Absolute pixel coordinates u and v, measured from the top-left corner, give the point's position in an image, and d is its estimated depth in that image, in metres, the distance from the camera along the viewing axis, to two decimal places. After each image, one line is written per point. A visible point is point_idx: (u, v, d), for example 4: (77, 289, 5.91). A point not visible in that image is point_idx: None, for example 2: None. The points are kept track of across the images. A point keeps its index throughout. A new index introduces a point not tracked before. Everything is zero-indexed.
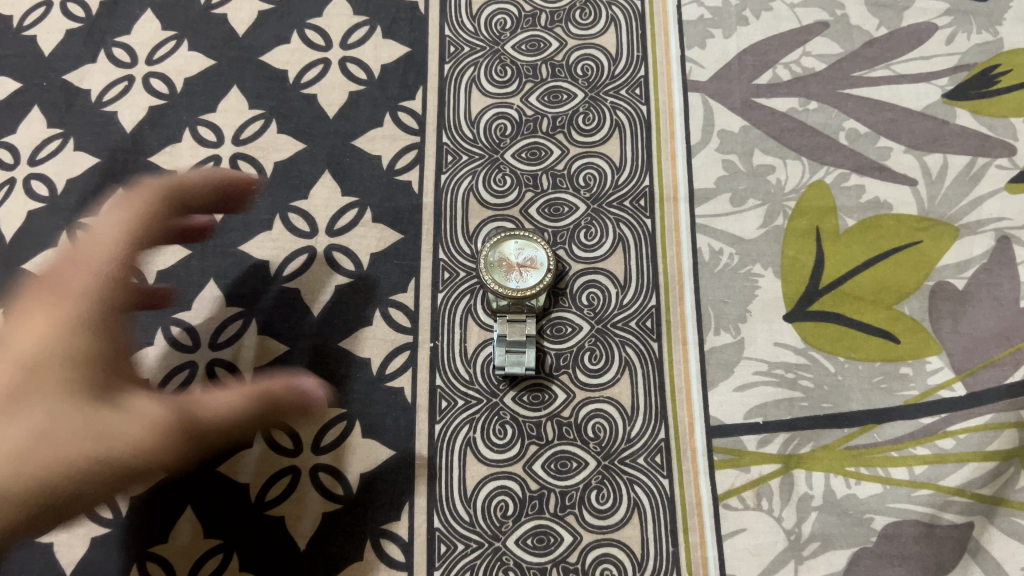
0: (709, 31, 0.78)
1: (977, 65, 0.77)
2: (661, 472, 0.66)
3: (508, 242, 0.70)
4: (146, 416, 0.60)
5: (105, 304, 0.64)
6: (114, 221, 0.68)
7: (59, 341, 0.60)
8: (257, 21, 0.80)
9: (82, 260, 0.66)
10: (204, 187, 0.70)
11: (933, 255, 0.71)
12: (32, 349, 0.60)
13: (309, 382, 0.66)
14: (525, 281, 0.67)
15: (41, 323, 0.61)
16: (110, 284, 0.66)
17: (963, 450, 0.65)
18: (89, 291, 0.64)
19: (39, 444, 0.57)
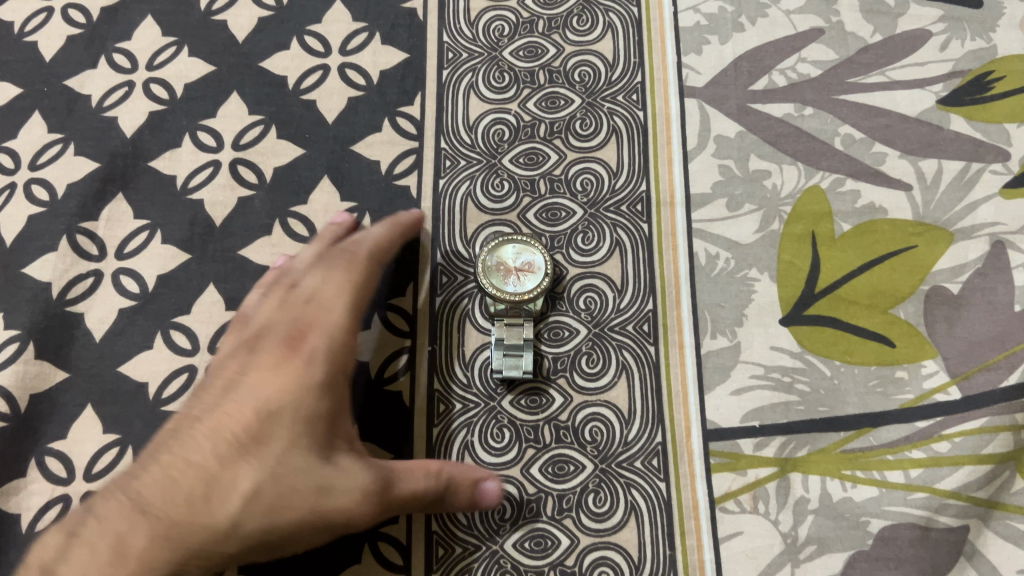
0: (705, 37, 0.79)
1: (971, 71, 0.77)
2: (658, 475, 0.66)
3: (505, 246, 0.70)
4: (370, 469, 0.58)
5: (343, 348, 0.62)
6: (341, 274, 0.66)
7: (295, 401, 0.58)
8: (257, 28, 0.81)
9: (324, 313, 0.64)
10: (388, 241, 0.69)
11: (927, 259, 0.71)
12: (284, 397, 0.58)
13: (490, 492, 0.62)
14: (522, 285, 0.68)
15: (288, 370, 0.60)
16: (344, 334, 0.63)
17: (958, 453, 0.66)
18: (332, 329, 0.63)
19: (271, 484, 0.55)
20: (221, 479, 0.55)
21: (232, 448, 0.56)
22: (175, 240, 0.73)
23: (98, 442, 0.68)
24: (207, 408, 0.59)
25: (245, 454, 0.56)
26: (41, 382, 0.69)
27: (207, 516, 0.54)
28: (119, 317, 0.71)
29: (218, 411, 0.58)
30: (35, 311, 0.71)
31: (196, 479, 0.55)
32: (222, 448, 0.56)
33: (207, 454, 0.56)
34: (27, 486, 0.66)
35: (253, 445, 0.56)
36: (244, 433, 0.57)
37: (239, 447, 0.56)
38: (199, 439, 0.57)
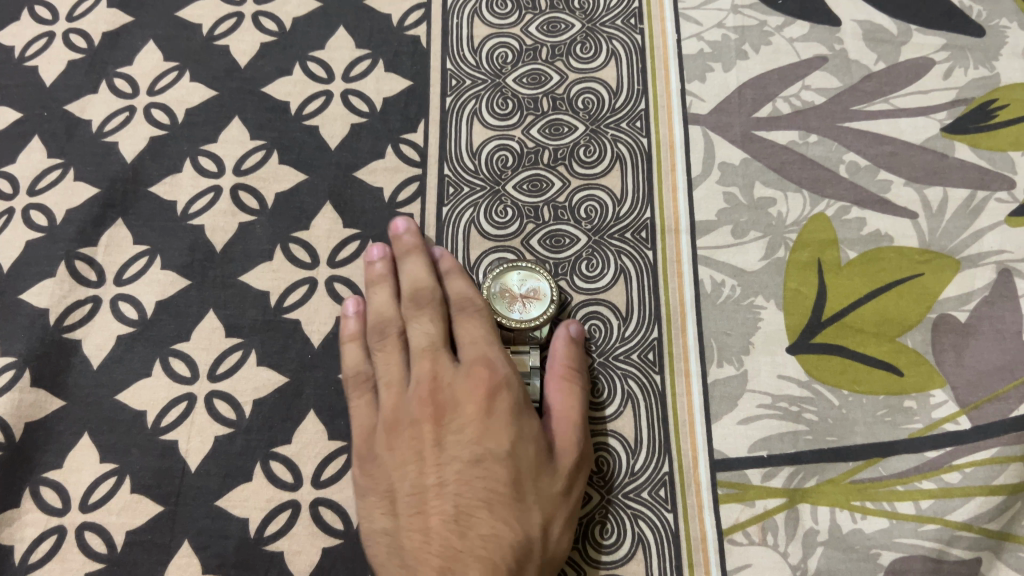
0: (709, 65, 0.78)
1: (975, 99, 0.77)
2: (665, 506, 0.65)
3: (512, 272, 0.69)
4: (569, 421, 0.64)
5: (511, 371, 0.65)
6: (473, 306, 0.67)
7: (520, 432, 0.61)
8: (259, 54, 0.80)
9: (489, 343, 0.65)
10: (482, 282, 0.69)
11: (934, 287, 0.71)
12: (511, 435, 0.61)
13: (577, 330, 0.68)
14: (527, 312, 0.68)
15: (499, 411, 0.61)
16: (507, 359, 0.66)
17: (969, 484, 0.65)
18: (499, 355, 0.65)
19: (552, 511, 0.60)
20: (520, 531, 0.58)
21: (506, 503, 0.58)
22: (175, 266, 0.73)
23: (95, 472, 0.66)
24: (448, 479, 0.60)
25: (520, 499, 0.59)
26: (36, 411, 0.68)
27: (529, 563, 0.57)
28: (117, 344, 0.70)
29: (454, 479, 0.60)
30: (32, 338, 0.70)
31: (502, 544, 0.57)
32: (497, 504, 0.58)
33: (492, 522, 0.58)
34: (21, 517, 0.65)
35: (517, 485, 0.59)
36: (503, 486, 0.59)
37: (511, 494, 0.59)
38: (474, 514, 0.58)
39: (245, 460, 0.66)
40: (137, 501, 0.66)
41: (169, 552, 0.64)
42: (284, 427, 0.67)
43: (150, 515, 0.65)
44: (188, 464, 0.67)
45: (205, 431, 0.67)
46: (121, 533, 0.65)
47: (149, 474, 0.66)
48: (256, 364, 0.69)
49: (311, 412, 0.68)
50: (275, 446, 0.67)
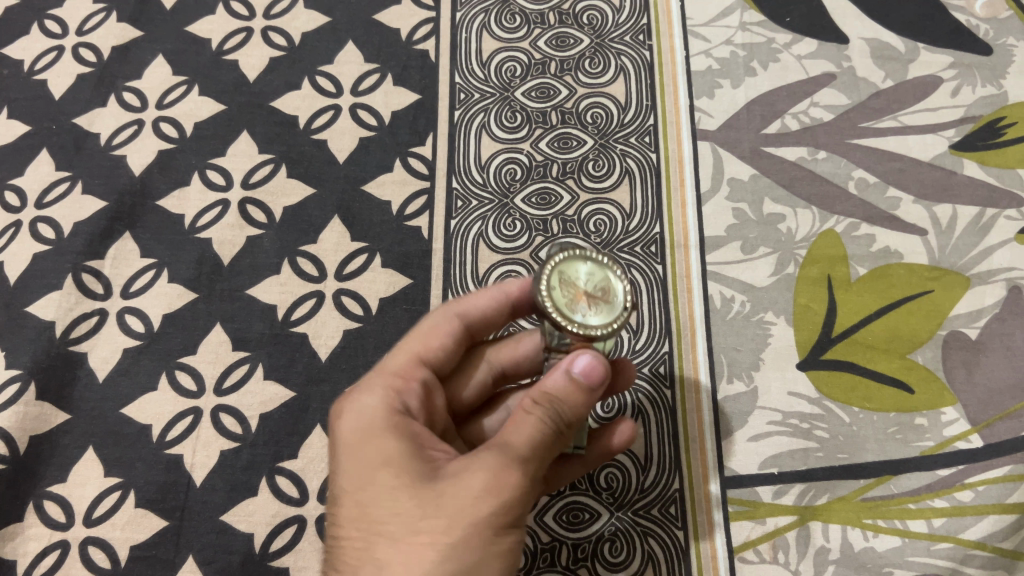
0: (717, 81, 0.79)
1: (983, 117, 0.76)
2: (676, 523, 0.65)
3: (571, 263, 0.51)
4: (490, 448, 0.48)
5: (396, 390, 0.54)
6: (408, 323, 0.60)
7: (364, 454, 0.50)
8: (268, 68, 0.81)
9: (381, 368, 0.57)
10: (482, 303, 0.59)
11: (944, 304, 0.70)
12: (355, 471, 0.50)
13: (589, 368, 0.49)
14: (606, 316, 0.50)
15: (346, 439, 0.52)
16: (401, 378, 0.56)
17: (983, 502, 0.64)
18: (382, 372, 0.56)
19: (406, 540, 0.46)
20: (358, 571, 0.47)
21: (350, 539, 0.48)
22: (182, 279, 0.73)
23: (99, 486, 0.66)
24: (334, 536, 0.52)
25: (363, 532, 0.48)
26: (40, 423, 0.68)
27: None
28: (123, 357, 0.70)
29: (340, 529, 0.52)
30: (38, 350, 0.70)
31: None
32: (347, 547, 0.48)
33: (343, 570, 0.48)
34: (24, 531, 0.65)
35: (365, 526, 0.48)
36: (351, 526, 0.49)
37: (357, 540, 0.48)
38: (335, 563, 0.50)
39: (251, 474, 0.66)
40: (142, 515, 0.65)
41: (172, 568, 0.63)
42: (290, 441, 0.67)
43: (154, 529, 0.65)
44: (193, 479, 0.66)
45: (211, 445, 0.67)
46: (125, 547, 0.64)
47: (154, 489, 0.66)
48: (263, 378, 0.69)
49: (319, 426, 0.67)
50: (281, 461, 0.66)
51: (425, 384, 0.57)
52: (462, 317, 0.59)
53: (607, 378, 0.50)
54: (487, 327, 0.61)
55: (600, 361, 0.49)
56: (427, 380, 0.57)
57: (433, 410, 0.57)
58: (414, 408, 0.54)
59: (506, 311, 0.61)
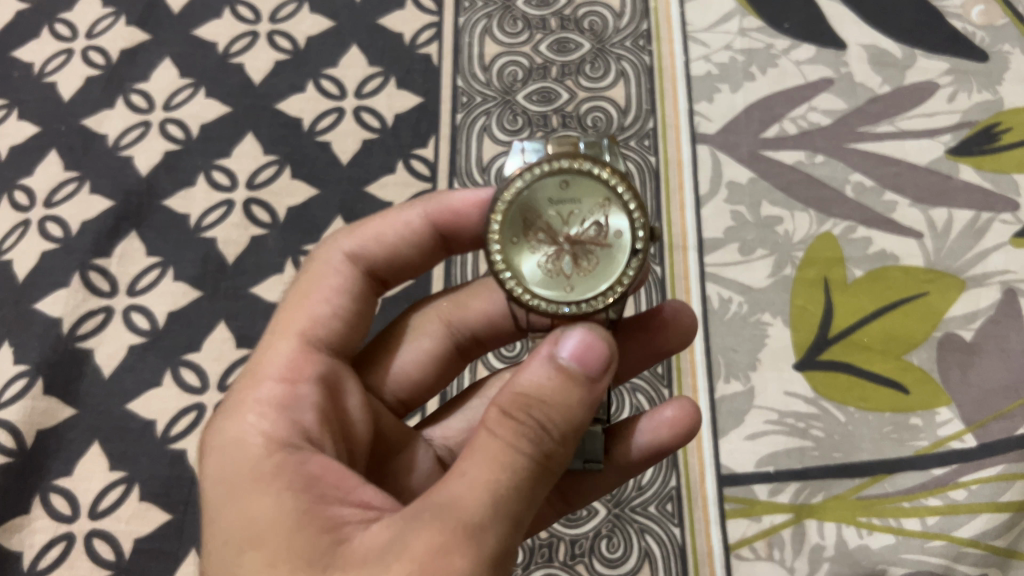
0: (717, 86, 0.80)
1: (980, 122, 0.77)
2: (673, 520, 0.66)
3: (552, 196, 0.46)
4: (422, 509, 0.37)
5: (281, 404, 0.45)
6: (293, 277, 0.55)
7: (238, 522, 0.39)
8: (273, 71, 0.82)
9: (262, 360, 0.48)
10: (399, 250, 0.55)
11: (939, 306, 0.71)
12: (227, 543, 0.39)
13: (577, 353, 0.40)
14: (586, 277, 0.46)
15: (220, 497, 0.41)
16: (287, 378, 0.47)
17: (976, 501, 0.65)
18: (261, 385, 0.46)
19: None
20: None
21: None
22: (187, 277, 0.74)
23: (104, 480, 0.67)
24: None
25: None
26: (47, 417, 0.69)
27: None
28: (129, 353, 0.71)
29: None
30: (46, 346, 0.72)
31: None
32: None
33: None
34: (30, 524, 0.66)
35: None
36: None
37: None
38: None
39: None
40: (146, 509, 0.66)
41: (175, 561, 0.64)
42: None
43: (158, 523, 0.65)
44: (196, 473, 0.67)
45: None
46: (129, 541, 0.65)
47: (158, 483, 0.67)
48: None
49: None
50: None
51: (319, 371, 0.48)
52: (362, 254, 0.54)
53: (605, 368, 0.41)
54: (400, 266, 0.56)
55: (594, 342, 0.41)
56: (320, 369, 0.49)
57: (338, 406, 0.49)
58: (307, 421, 0.45)
59: (426, 249, 0.56)
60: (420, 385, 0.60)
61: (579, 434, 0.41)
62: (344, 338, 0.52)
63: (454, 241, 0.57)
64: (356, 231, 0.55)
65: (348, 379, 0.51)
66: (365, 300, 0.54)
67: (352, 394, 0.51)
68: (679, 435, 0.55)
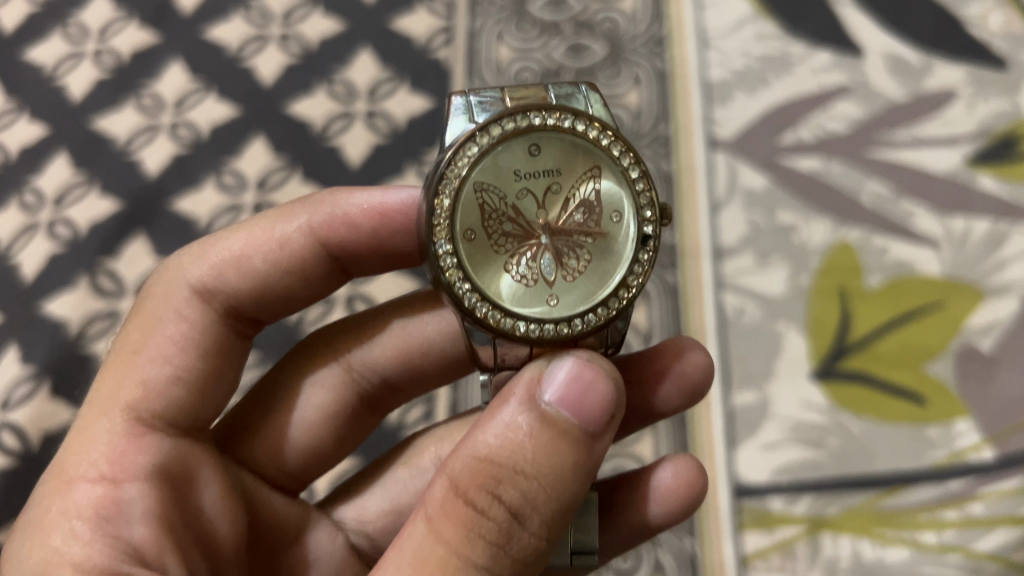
0: (732, 93, 0.79)
1: (998, 131, 0.75)
2: (685, 530, 0.65)
3: (523, 168, 0.44)
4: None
5: (99, 515, 0.43)
6: (120, 329, 0.53)
7: None
8: (284, 75, 0.82)
9: (76, 454, 0.46)
10: (275, 273, 0.54)
11: (957, 316, 0.70)
12: None
13: (567, 395, 0.38)
14: (570, 278, 0.44)
15: None
16: (107, 477, 0.45)
17: (994, 514, 0.63)
18: (75, 488, 0.44)
19: None
20: None
21: None
22: None
23: None
24: None
25: None
26: (53, 420, 0.68)
27: None
28: None
29: None
30: (53, 348, 0.71)
31: None
32: None
33: None
34: None
35: None
36: None
37: None
38: None
39: None
40: None
41: None
42: None
43: None
44: None
45: None
46: None
47: None
48: None
49: None
50: None
51: (148, 457, 0.46)
52: (214, 287, 0.53)
53: (599, 412, 0.38)
54: (276, 294, 0.55)
55: (588, 384, 0.38)
56: (151, 456, 0.47)
57: (181, 497, 0.47)
58: (134, 529, 0.42)
59: (310, 264, 0.55)
60: (328, 431, 0.59)
61: (573, 505, 0.39)
62: (183, 407, 0.50)
63: (348, 259, 0.56)
64: (208, 255, 0.53)
65: (196, 462, 0.50)
66: (214, 350, 0.53)
67: (205, 485, 0.49)
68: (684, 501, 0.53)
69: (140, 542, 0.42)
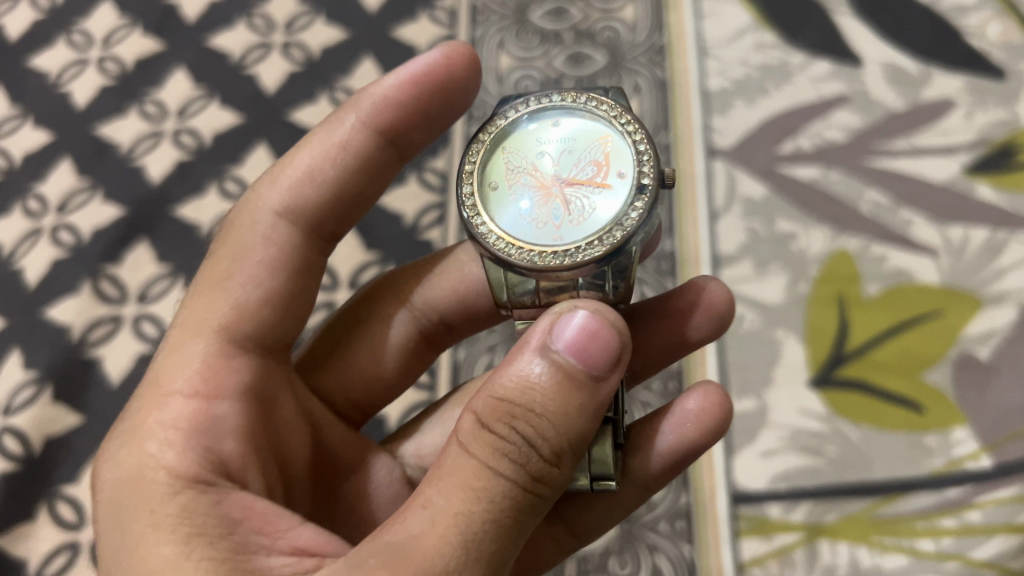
0: (732, 101, 0.80)
1: (996, 140, 0.76)
2: (683, 537, 0.65)
3: (543, 137, 0.50)
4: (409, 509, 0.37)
5: (194, 427, 0.43)
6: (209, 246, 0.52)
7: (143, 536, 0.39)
8: (286, 82, 0.82)
9: (168, 370, 0.46)
10: (340, 180, 0.54)
11: (956, 324, 0.70)
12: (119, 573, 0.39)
13: (572, 342, 0.38)
14: (575, 222, 0.46)
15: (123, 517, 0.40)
16: (201, 393, 0.45)
17: (991, 522, 0.63)
18: (171, 399, 0.44)
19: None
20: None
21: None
22: None
23: None
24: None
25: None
26: (55, 425, 0.69)
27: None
28: (137, 362, 0.71)
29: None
30: (55, 354, 0.71)
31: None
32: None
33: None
34: (37, 532, 0.65)
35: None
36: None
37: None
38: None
39: None
40: None
41: None
42: None
43: None
44: None
45: None
46: None
47: None
48: None
49: None
50: None
51: (238, 376, 0.47)
52: (289, 208, 0.53)
53: (602, 362, 0.38)
54: (341, 201, 0.55)
55: (590, 335, 0.38)
56: (242, 375, 0.47)
57: (263, 419, 0.48)
58: (225, 444, 0.43)
59: (367, 174, 0.55)
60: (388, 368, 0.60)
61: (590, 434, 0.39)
62: (274, 328, 0.50)
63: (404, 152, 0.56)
64: (282, 177, 0.54)
65: (275, 385, 0.50)
66: (301, 273, 0.52)
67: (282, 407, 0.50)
68: (704, 429, 0.53)
69: (231, 457, 0.43)
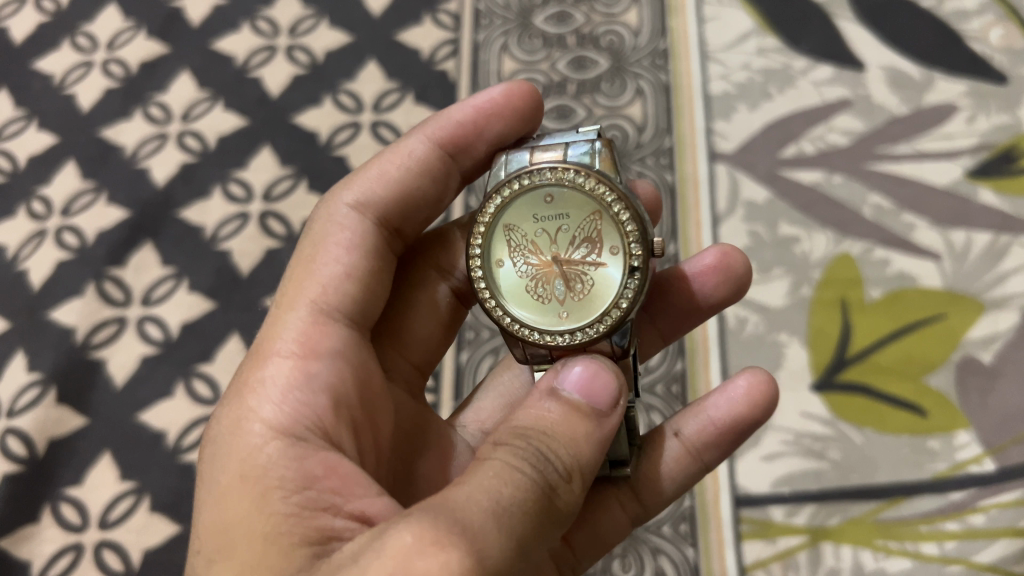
0: (735, 105, 0.80)
1: (998, 145, 0.76)
2: (687, 540, 0.65)
3: (538, 212, 0.48)
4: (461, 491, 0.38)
5: (291, 386, 0.43)
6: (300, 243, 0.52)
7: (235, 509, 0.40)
8: (290, 85, 0.82)
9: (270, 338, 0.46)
10: (414, 177, 0.53)
11: (958, 328, 0.70)
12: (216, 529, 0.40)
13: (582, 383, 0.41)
14: (579, 298, 0.47)
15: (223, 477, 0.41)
16: (299, 353, 0.44)
17: (994, 526, 0.63)
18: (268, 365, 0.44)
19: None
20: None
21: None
22: (201, 288, 0.74)
23: (113, 490, 0.66)
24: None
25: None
26: (59, 426, 0.69)
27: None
28: (142, 364, 0.71)
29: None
30: (59, 355, 0.72)
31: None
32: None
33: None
34: (40, 533, 0.65)
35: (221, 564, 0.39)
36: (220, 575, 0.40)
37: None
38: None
39: None
40: (154, 520, 0.65)
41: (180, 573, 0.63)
42: None
43: (164, 535, 0.65)
44: None
45: None
46: (137, 550, 0.64)
47: (167, 493, 0.66)
48: None
49: None
50: None
51: (336, 342, 0.46)
52: (367, 199, 0.51)
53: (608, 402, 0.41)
54: (417, 201, 0.53)
55: (596, 381, 0.41)
56: (340, 345, 0.46)
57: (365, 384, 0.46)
58: (319, 400, 0.43)
59: (438, 178, 0.54)
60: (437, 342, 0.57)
61: (591, 477, 0.40)
62: (362, 302, 0.48)
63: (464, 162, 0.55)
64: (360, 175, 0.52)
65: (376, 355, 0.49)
66: (381, 252, 0.50)
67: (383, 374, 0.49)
68: (758, 406, 0.51)
69: (326, 414, 0.42)
